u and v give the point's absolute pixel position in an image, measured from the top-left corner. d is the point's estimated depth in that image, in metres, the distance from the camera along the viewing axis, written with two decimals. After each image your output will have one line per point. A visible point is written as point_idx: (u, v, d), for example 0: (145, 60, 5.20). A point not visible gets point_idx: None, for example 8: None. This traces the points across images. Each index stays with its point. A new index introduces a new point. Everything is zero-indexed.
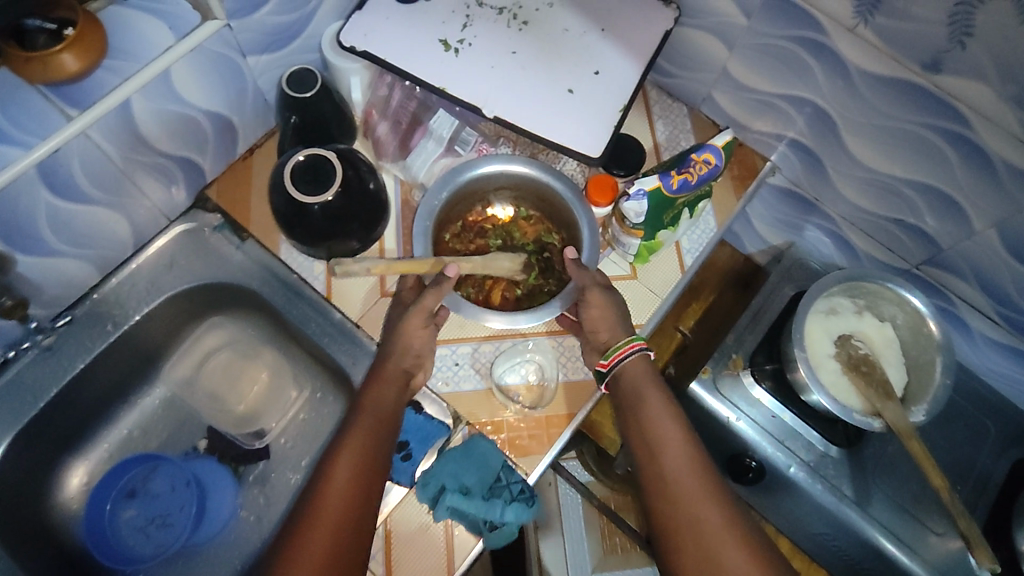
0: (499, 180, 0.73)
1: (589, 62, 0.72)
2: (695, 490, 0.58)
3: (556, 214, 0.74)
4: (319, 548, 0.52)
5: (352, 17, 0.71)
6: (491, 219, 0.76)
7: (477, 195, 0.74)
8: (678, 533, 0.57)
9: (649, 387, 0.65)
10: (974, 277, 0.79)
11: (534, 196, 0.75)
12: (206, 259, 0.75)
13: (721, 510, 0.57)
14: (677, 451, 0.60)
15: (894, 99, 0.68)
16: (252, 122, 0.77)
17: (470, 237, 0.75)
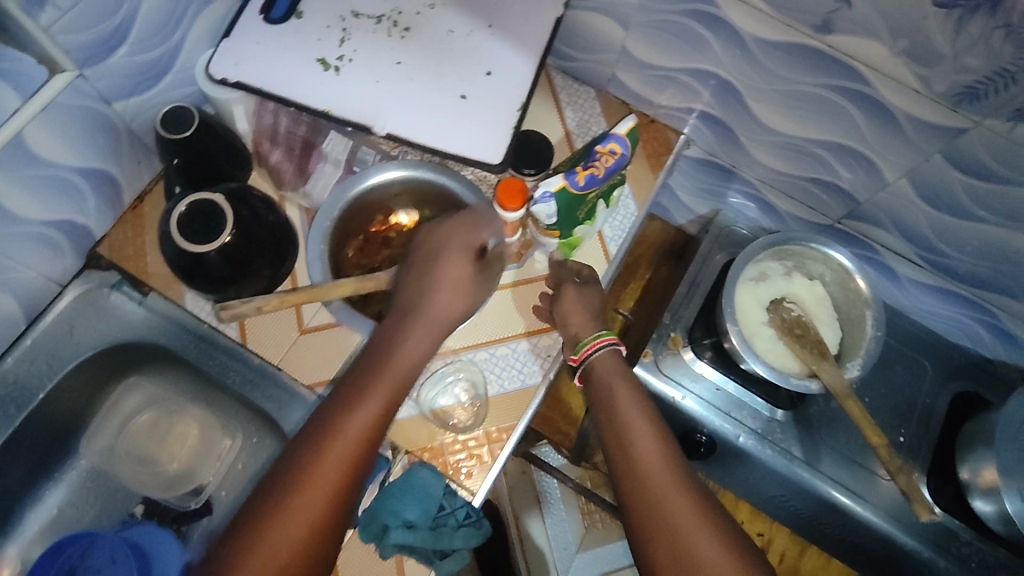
0: (394, 188, 0.72)
1: (479, 62, 0.69)
2: (669, 486, 0.55)
3: (459, 213, 0.72)
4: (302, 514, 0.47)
5: (219, 47, 0.66)
6: (394, 226, 0.73)
7: (374, 204, 0.72)
8: (654, 534, 0.53)
9: (620, 383, 0.63)
10: (893, 225, 0.79)
11: (436, 198, 0.72)
12: (108, 321, 0.71)
13: (695, 504, 0.53)
14: (648, 449, 0.57)
15: (792, 63, 0.66)
16: (135, 169, 0.73)
17: (374, 248, 0.72)
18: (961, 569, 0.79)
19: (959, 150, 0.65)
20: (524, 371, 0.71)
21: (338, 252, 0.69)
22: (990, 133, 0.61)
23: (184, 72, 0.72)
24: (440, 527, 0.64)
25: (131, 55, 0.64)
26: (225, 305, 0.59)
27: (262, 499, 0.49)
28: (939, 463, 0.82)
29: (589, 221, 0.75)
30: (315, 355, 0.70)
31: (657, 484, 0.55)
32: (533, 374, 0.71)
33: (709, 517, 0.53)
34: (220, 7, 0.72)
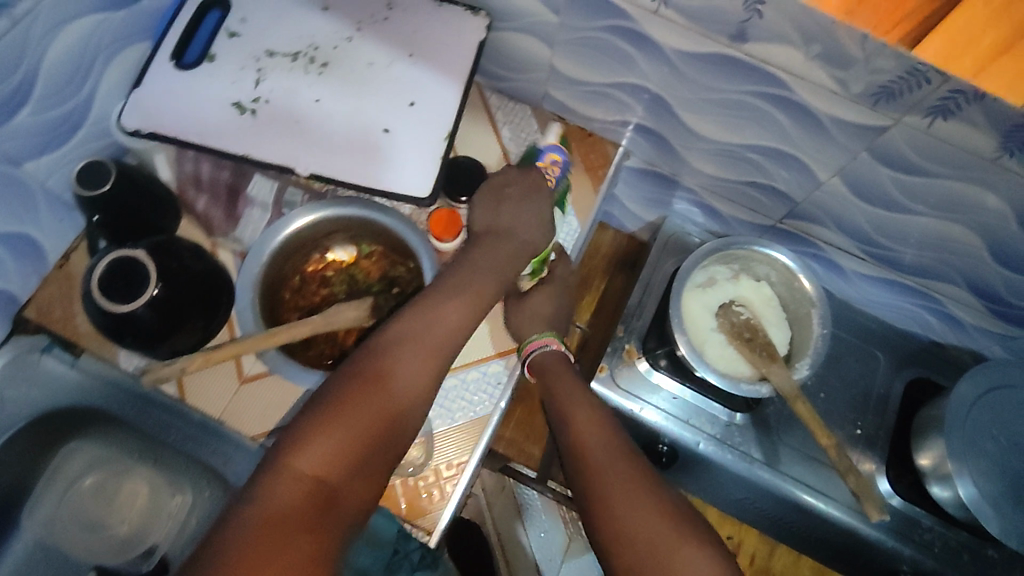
0: (326, 226, 0.69)
1: (402, 93, 0.68)
2: (609, 464, 0.57)
3: (395, 245, 0.70)
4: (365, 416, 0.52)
5: (129, 98, 0.64)
6: (331, 263, 0.72)
7: (308, 244, 0.70)
8: (600, 512, 0.55)
9: (564, 380, 0.66)
10: (832, 222, 0.80)
11: (370, 233, 0.70)
12: (41, 386, 0.69)
13: (636, 478, 0.56)
14: (588, 433, 0.60)
15: (714, 73, 0.66)
16: (57, 227, 0.71)
17: (311, 289, 0.71)
18: (926, 556, 0.80)
19: (884, 148, 0.65)
20: (473, 402, 0.70)
21: (273, 298, 0.68)
22: (911, 131, 0.61)
23: (99, 124, 0.70)
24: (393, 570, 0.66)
25: (36, 114, 0.62)
26: (148, 367, 0.64)
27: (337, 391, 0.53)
28: (897, 452, 0.83)
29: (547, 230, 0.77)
30: (257, 405, 0.69)
31: (597, 464, 0.58)
32: (483, 405, 0.71)
33: (649, 489, 0.55)
34: (131, 55, 0.69)
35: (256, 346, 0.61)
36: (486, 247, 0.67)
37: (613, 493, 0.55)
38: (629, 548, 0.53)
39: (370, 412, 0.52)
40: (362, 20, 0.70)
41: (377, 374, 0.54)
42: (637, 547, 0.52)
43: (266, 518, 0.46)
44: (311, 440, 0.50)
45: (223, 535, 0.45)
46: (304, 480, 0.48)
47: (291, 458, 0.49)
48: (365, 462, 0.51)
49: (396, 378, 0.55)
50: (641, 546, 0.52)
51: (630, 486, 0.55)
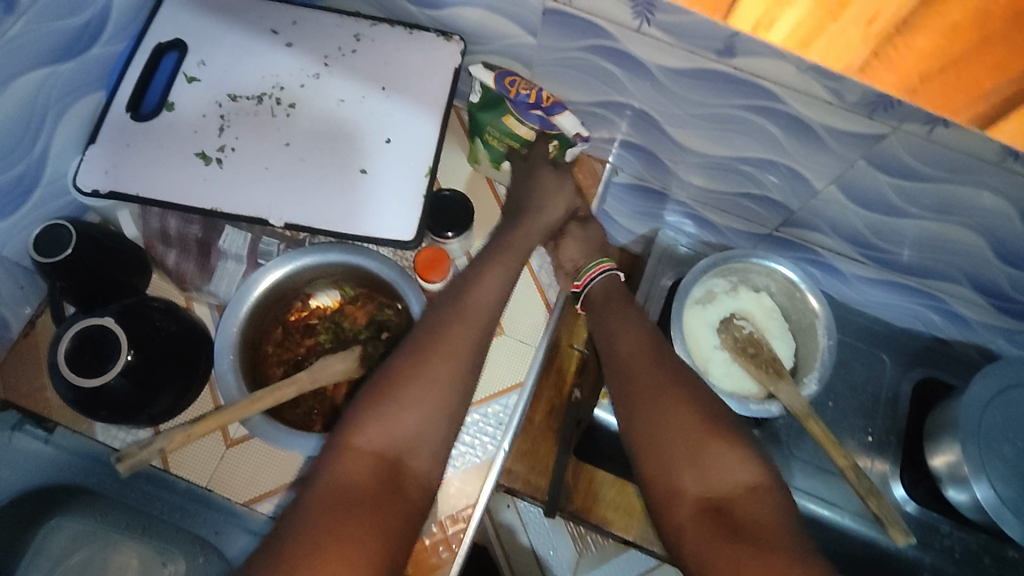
0: (307, 273, 0.66)
1: (377, 129, 0.64)
2: (655, 376, 0.63)
3: (380, 288, 0.66)
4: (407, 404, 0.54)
5: (84, 155, 0.60)
6: (316, 310, 0.69)
7: (289, 294, 0.66)
8: (638, 420, 0.61)
9: (620, 301, 0.73)
10: (829, 228, 0.78)
11: (353, 277, 0.67)
12: (11, 465, 0.65)
13: (683, 395, 0.61)
14: (634, 349, 0.66)
15: (701, 89, 0.63)
16: (18, 295, 0.66)
17: (296, 340, 0.68)
18: (945, 561, 0.79)
19: (882, 155, 0.62)
20: (477, 447, 0.67)
21: (256, 355, 0.64)
22: (909, 138, 0.59)
23: (56, 183, 0.65)
24: None
25: None
26: (123, 451, 0.57)
27: (383, 380, 0.55)
28: (909, 456, 0.81)
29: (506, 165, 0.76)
30: (246, 470, 0.65)
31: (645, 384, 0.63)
32: (486, 449, 0.68)
33: (689, 403, 0.60)
34: (85, 107, 0.65)
35: (239, 414, 0.57)
36: (490, 268, 0.66)
37: (660, 405, 0.61)
38: (665, 449, 0.59)
39: (427, 390, 0.55)
40: (330, 54, 0.66)
41: (432, 358, 0.57)
42: (678, 447, 0.58)
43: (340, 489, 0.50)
44: (380, 410, 0.53)
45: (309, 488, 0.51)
46: (376, 446, 0.52)
47: (364, 417, 0.53)
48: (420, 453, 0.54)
49: (436, 366, 0.56)
50: (683, 447, 0.58)
51: (673, 398, 0.61)
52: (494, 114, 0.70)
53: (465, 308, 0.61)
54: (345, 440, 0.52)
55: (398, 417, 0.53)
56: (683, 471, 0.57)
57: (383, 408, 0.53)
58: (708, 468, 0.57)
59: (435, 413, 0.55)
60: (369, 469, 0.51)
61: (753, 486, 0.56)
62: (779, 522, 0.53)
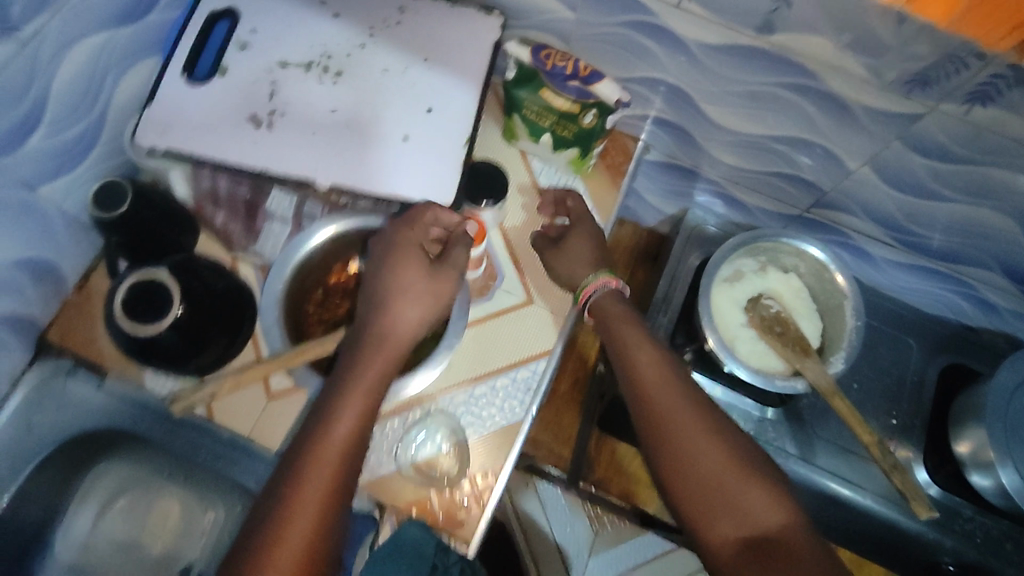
0: (349, 236, 0.68)
1: (418, 99, 0.66)
2: (671, 412, 0.59)
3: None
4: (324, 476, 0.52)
5: (143, 114, 0.63)
6: (354, 275, 0.69)
7: (330, 256, 0.69)
8: (670, 450, 0.57)
9: (624, 322, 0.67)
10: (860, 210, 0.78)
11: None
12: (66, 409, 0.69)
13: (701, 429, 0.58)
14: (650, 370, 0.62)
15: (738, 65, 0.64)
16: (74, 248, 0.70)
17: (335, 301, 0.69)
18: (966, 546, 0.79)
19: (918, 135, 0.63)
20: (507, 409, 0.70)
21: (297, 311, 0.67)
22: (947, 118, 0.59)
23: (112, 142, 0.69)
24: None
25: (51, 136, 0.61)
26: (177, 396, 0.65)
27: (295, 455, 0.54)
28: (934, 440, 0.82)
29: (557, 150, 0.77)
30: (287, 421, 0.68)
31: (668, 427, 0.58)
32: (515, 412, 0.70)
33: (716, 436, 0.57)
34: (141, 70, 0.68)
35: (286, 364, 0.61)
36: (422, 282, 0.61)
37: (682, 444, 0.57)
38: (695, 492, 0.56)
39: (311, 491, 0.52)
40: (375, 25, 0.68)
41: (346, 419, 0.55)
42: (705, 492, 0.56)
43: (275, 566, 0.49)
44: (303, 477, 0.52)
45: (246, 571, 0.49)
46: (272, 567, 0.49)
47: (294, 484, 0.52)
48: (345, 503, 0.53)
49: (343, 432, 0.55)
50: (710, 492, 0.55)
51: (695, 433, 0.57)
52: (529, 91, 0.71)
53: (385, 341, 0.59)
54: (285, 506, 0.51)
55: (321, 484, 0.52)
56: (717, 517, 0.55)
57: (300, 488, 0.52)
58: (739, 510, 0.54)
59: (327, 511, 0.52)
60: (305, 539, 0.50)
61: (788, 527, 0.53)
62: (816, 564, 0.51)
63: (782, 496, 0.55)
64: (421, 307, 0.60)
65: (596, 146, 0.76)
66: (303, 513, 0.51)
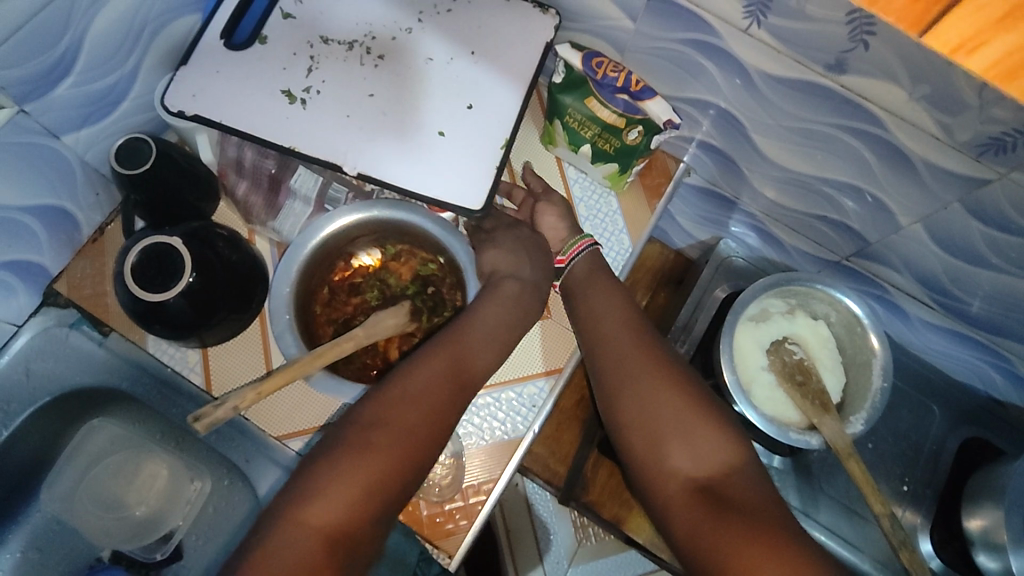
0: (353, 231, 0.66)
1: (459, 93, 0.63)
2: (639, 360, 0.60)
3: (422, 241, 0.67)
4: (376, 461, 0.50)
5: (176, 75, 0.60)
6: (359, 270, 0.68)
7: (333, 252, 0.66)
8: (636, 413, 0.58)
9: (602, 284, 0.66)
10: (903, 266, 0.74)
11: (396, 232, 0.67)
12: (65, 361, 0.68)
13: (667, 379, 0.59)
14: (622, 335, 0.62)
15: (799, 100, 0.60)
16: (93, 200, 0.68)
17: (342, 299, 0.67)
18: None
19: (980, 201, 0.59)
20: (506, 423, 0.68)
21: (306, 312, 0.64)
22: (1015, 187, 0.56)
23: (143, 98, 0.67)
24: None
25: (80, 85, 0.59)
26: (198, 412, 0.53)
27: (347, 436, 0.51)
28: (945, 516, 0.78)
29: (596, 163, 0.74)
30: (283, 405, 0.67)
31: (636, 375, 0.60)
32: (516, 428, 0.68)
33: (683, 400, 0.58)
34: (179, 28, 0.66)
35: (302, 370, 0.56)
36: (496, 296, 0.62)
37: (652, 405, 0.58)
38: (652, 447, 0.57)
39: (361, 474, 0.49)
40: (424, 10, 0.65)
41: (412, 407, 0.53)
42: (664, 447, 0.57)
43: (310, 523, 0.47)
44: (338, 472, 0.49)
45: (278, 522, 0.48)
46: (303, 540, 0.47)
47: (342, 462, 0.50)
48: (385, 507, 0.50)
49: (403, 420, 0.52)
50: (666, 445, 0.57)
51: (663, 395, 0.58)
52: (574, 97, 0.68)
53: (457, 345, 0.58)
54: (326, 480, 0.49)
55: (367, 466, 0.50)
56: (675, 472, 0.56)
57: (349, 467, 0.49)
58: (699, 453, 0.56)
59: (373, 500, 0.50)
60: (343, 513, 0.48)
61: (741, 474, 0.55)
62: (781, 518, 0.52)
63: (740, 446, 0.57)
64: (480, 330, 0.60)
65: (637, 163, 0.73)
66: (355, 491, 0.49)
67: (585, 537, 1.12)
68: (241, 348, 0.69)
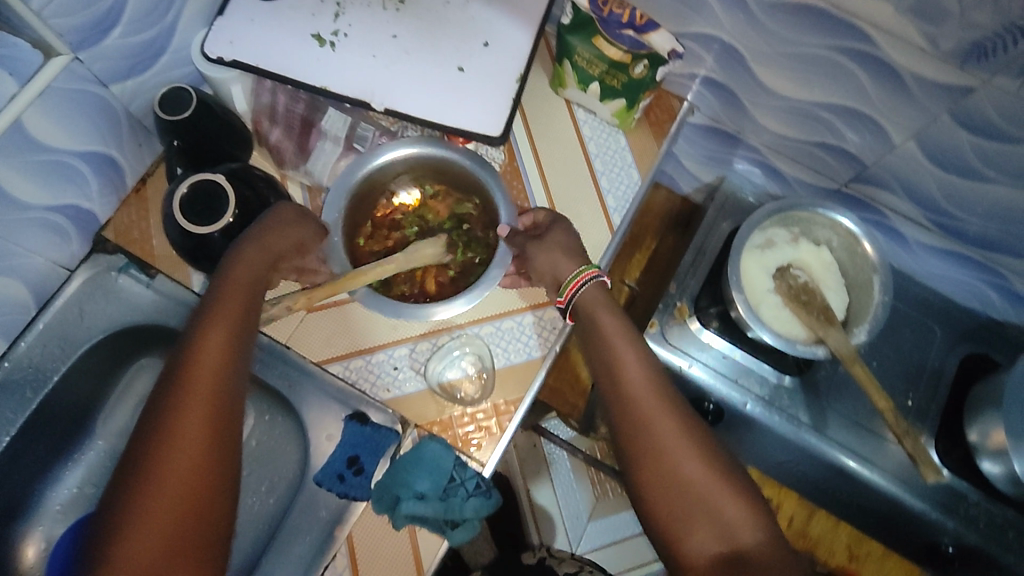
0: (393, 168, 0.71)
1: (476, 33, 0.68)
2: (657, 419, 0.58)
3: (461, 182, 0.72)
4: (189, 441, 0.49)
5: (214, 23, 0.65)
6: (398, 208, 0.73)
7: (375, 188, 0.71)
8: (656, 467, 0.56)
9: (607, 316, 0.64)
10: (900, 187, 0.78)
11: (434, 172, 0.71)
12: (114, 302, 0.72)
13: (689, 442, 0.57)
14: (640, 384, 0.60)
15: (793, 24, 0.64)
16: (135, 151, 0.73)
17: (383, 233, 0.73)
18: (968, 530, 0.80)
19: (967, 109, 0.63)
20: (530, 343, 0.72)
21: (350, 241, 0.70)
22: (998, 93, 0.60)
23: (180, 52, 0.71)
24: (450, 498, 0.64)
25: (127, 35, 0.64)
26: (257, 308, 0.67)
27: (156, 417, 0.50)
28: (950, 428, 0.82)
29: (603, 99, 0.78)
30: (321, 333, 0.72)
31: (655, 439, 0.57)
32: (539, 347, 0.72)
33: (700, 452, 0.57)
34: None
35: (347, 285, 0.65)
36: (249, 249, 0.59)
37: (671, 461, 0.56)
38: (674, 504, 0.55)
39: (179, 451, 0.48)
40: None
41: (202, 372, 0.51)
42: (680, 503, 0.55)
43: (165, 484, 0.47)
44: (149, 455, 0.48)
45: (137, 476, 0.47)
46: (153, 508, 0.46)
47: (160, 444, 0.48)
48: (214, 482, 0.49)
49: (194, 398, 0.51)
50: (685, 501, 0.55)
51: (682, 449, 0.56)
52: (582, 38, 0.73)
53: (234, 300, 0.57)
54: (150, 457, 0.48)
55: (216, 423, 0.51)
56: (693, 531, 0.54)
57: (165, 450, 0.48)
58: (718, 522, 0.54)
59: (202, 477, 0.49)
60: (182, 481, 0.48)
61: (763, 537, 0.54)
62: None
63: (759, 513, 0.55)
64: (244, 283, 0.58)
65: (642, 99, 0.77)
66: (179, 461, 0.48)
67: (603, 492, 1.21)
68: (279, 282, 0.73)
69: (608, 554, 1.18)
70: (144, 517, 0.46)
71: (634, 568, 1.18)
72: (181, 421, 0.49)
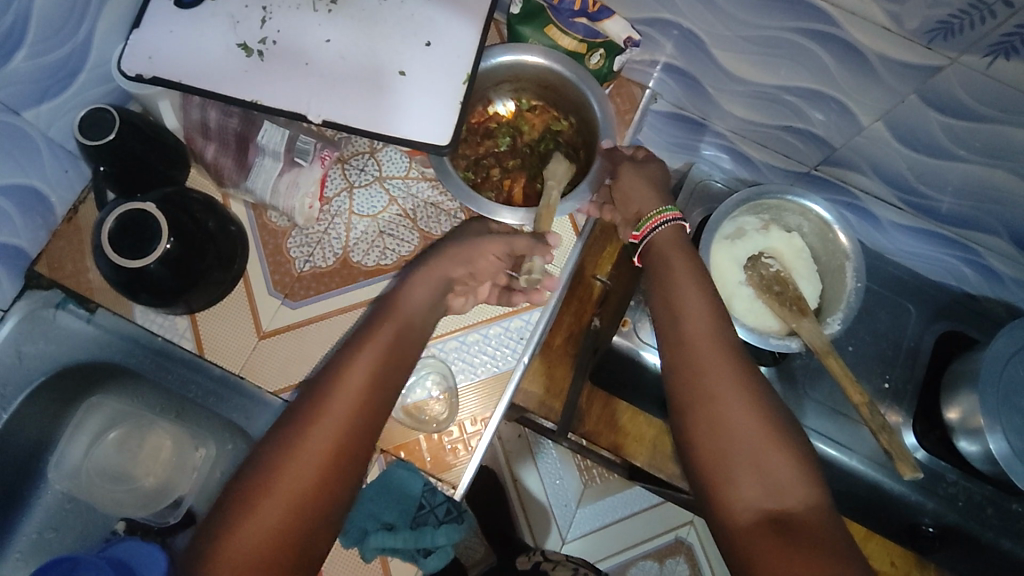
0: (499, 77, 0.73)
1: (416, 31, 0.63)
2: (713, 365, 0.54)
3: (561, 100, 0.75)
4: (324, 445, 0.48)
5: (129, 38, 0.60)
6: (493, 117, 0.78)
7: (479, 97, 0.75)
8: (704, 412, 0.53)
9: (675, 255, 0.62)
10: (869, 168, 0.76)
11: (535, 87, 0.75)
12: (54, 340, 0.68)
13: (746, 392, 0.53)
14: (701, 324, 0.56)
15: (753, 8, 0.60)
16: (63, 178, 0.68)
17: (477, 140, 0.78)
18: (948, 508, 0.80)
19: (936, 89, 0.60)
20: (496, 357, 0.70)
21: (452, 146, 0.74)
22: (967, 72, 0.57)
23: (100, 69, 0.66)
24: (420, 526, 0.70)
25: (34, 58, 0.58)
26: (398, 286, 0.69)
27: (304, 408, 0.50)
28: (927, 409, 0.81)
29: None
30: (278, 359, 0.71)
31: (711, 387, 0.53)
32: (506, 360, 0.70)
33: (757, 401, 0.52)
34: None
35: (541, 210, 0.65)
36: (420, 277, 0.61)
37: (725, 406, 0.52)
38: (720, 452, 0.51)
39: (316, 448, 0.47)
40: None
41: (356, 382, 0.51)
42: (726, 456, 0.51)
43: (300, 474, 0.46)
44: (293, 443, 0.47)
45: (260, 469, 0.47)
46: (275, 496, 0.45)
47: (298, 434, 0.48)
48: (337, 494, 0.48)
49: (341, 400, 0.50)
50: (732, 451, 0.51)
51: (736, 395, 0.52)
52: (534, 28, 0.73)
53: (395, 316, 0.57)
54: (290, 447, 0.47)
55: (342, 453, 0.48)
56: (738, 482, 0.50)
57: (303, 446, 0.47)
58: (767, 477, 0.49)
59: (325, 489, 0.47)
60: (309, 475, 0.47)
61: (813, 502, 0.49)
62: (845, 555, 0.46)
63: (817, 479, 0.50)
64: (423, 293, 0.60)
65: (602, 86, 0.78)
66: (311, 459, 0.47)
67: (591, 479, 1.20)
68: (230, 308, 0.71)
69: (594, 542, 1.19)
70: (255, 515, 0.45)
71: (618, 553, 1.19)
72: (321, 419, 0.49)
